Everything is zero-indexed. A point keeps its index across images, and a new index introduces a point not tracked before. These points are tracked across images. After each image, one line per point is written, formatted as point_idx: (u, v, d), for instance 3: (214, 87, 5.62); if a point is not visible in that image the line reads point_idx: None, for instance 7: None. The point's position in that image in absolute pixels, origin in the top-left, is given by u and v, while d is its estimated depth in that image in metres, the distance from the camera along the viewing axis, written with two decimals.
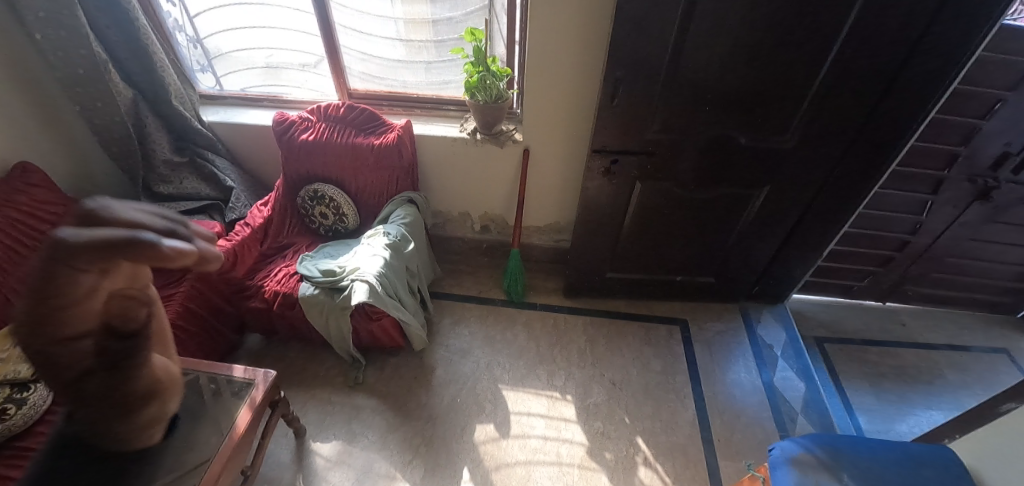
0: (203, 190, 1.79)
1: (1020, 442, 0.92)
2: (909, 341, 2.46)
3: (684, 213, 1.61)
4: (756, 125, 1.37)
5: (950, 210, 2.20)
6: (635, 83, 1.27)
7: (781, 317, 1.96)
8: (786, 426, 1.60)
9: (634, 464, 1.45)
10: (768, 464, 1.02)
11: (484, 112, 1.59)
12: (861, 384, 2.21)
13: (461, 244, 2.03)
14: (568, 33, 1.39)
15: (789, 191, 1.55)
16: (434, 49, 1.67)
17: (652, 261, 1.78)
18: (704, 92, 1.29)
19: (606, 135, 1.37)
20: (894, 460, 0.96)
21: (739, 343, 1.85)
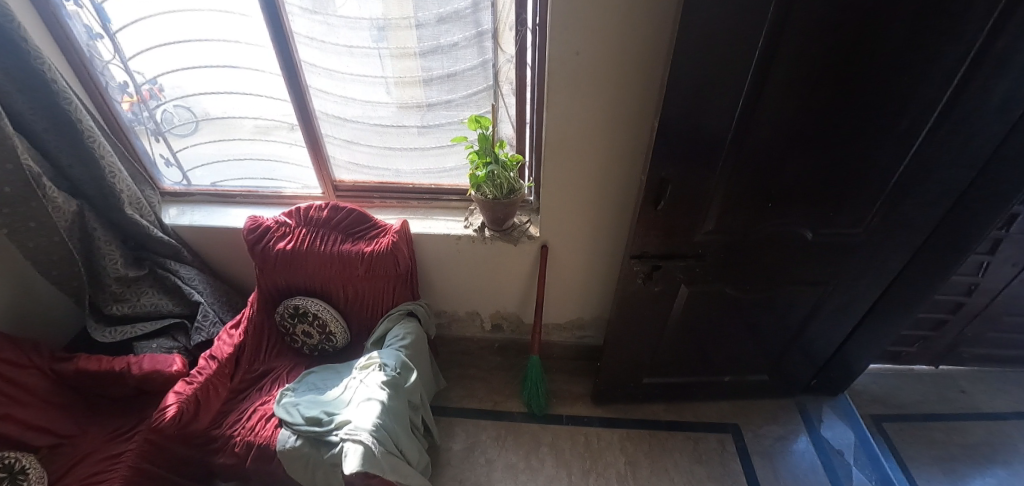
0: (166, 307, 1.52)
1: None
2: (974, 411, 2.14)
3: (735, 314, 1.36)
4: (824, 218, 1.14)
5: (1009, 268, 1.96)
6: (684, 182, 1.04)
7: (844, 412, 1.66)
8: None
9: None
10: None
11: (493, 208, 1.36)
12: (934, 474, 1.91)
13: (469, 343, 1.78)
14: (594, 119, 1.18)
15: (858, 283, 1.31)
16: (433, 135, 1.46)
17: (695, 363, 1.52)
18: (763, 186, 1.07)
19: (646, 239, 1.14)
20: None
21: (803, 451, 1.55)
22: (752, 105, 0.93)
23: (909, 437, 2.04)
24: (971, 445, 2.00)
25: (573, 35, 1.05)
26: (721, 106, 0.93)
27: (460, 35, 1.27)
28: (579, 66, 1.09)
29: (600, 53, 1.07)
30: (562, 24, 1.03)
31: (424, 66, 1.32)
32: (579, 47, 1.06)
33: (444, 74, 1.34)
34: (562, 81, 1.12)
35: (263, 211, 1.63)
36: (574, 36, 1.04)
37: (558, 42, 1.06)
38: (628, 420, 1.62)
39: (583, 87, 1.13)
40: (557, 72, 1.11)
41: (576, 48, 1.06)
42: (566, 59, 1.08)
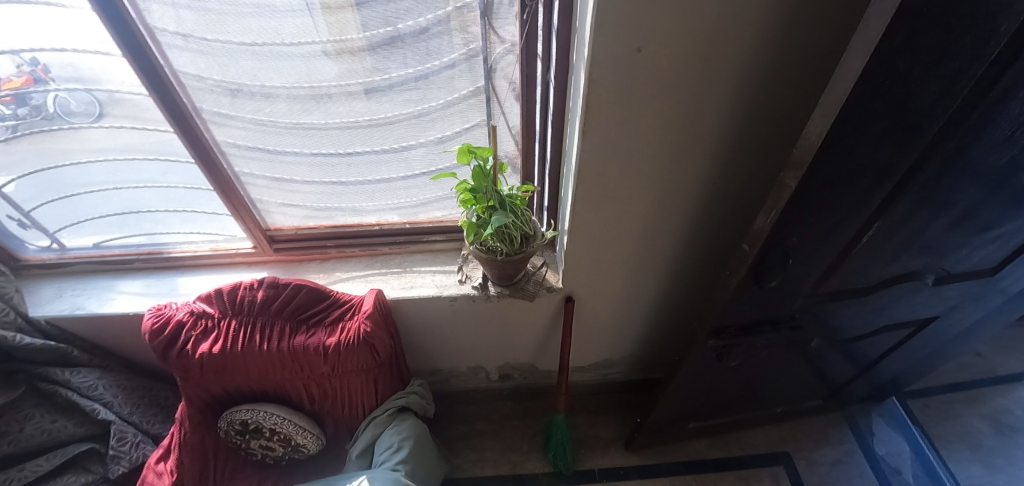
0: (64, 432, 1.10)
1: None
2: None
3: (810, 359, 1.10)
4: (960, 259, 0.84)
5: None
6: (805, 249, 0.70)
7: (894, 419, 1.52)
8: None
9: None
10: None
11: (502, 265, 0.98)
12: None
13: (475, 393, 1.48)
14: (647, 149, 0.80)
15: (962, 313, 1.05)
16: (402, 161, 1.03)
17: (748, 401, 1.29)
18: (903, 237, 0.75)
19: (732, 314, 0.81)
20: None
21: (862, 475, 1.39)
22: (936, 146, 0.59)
23: None
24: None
25: (628, 35, 0.63)
26: (893, 152, 0.58)
27: (428, 18, 0.80)
28: (633, 79, 0.69)
29: (669, 58, 0.66)
30: (613, 19, 0.60)
31: (379, 68, 0.86)
32: (637, 51, 0.65)
33: (410, 77, 0.88)
34: (608, 97, 0.71)
35: (177, 278, 1.18)
36: (631, 34, 0.63)
37: (604, 48, 0.64)
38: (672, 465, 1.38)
39: (641, 104, 0.72)
40: (599, 91, 0.70)
41: (632, 53, 0.65)
42: (614, 72, 0.68)
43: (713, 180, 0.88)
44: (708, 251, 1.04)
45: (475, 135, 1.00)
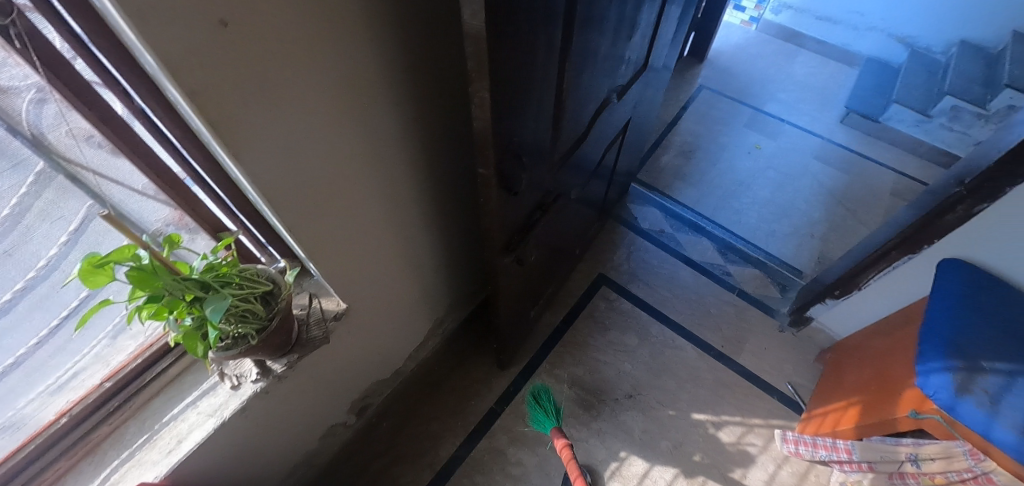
0: None
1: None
2: (734, 92, 2.42)
3: (578, 202, 1.19)
4: (622, 66, 0.90)
5: None
6: (526, 143, 0.64)
7: (638, 196, 1.68)
8: (776, 272, 1.53)
9: (741, 448, 1.24)
10: (943, 410, 0.84)
11: (271, 338, 0.77)
12: (744, 153, 2.16)
13: (353, 448, 1.19)
14: (321, 122, 0.65)
15: (644, 101, 1.22)
16: (15, 319, 0.66)
17: (562, 264, 1.37)
18: (598, 59, 0.76)
19: (503, 229, 0.75)
20: (988, 326, 0.90)
21: (648, 253, 1.54)
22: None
23: (717, 129, 2.25)
24: (728, 117, 2.31)
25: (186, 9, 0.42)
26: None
27: None
28: (242, 57, 0.50)
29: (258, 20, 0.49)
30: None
31: None
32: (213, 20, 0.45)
33: None
34: (224, 97, 0.51)
35: None
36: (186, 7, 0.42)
37: (171, 38, 0.43)
38: (572, 360, 1.36)
39: (271, 83, 0.55)
40: (217, 101, 0.51)
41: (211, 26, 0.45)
42: (206, 61, 0.47)
43: (408, 105, 0.76)
44: (452, 168, 0.97)
45: (98, 227, 0.69)
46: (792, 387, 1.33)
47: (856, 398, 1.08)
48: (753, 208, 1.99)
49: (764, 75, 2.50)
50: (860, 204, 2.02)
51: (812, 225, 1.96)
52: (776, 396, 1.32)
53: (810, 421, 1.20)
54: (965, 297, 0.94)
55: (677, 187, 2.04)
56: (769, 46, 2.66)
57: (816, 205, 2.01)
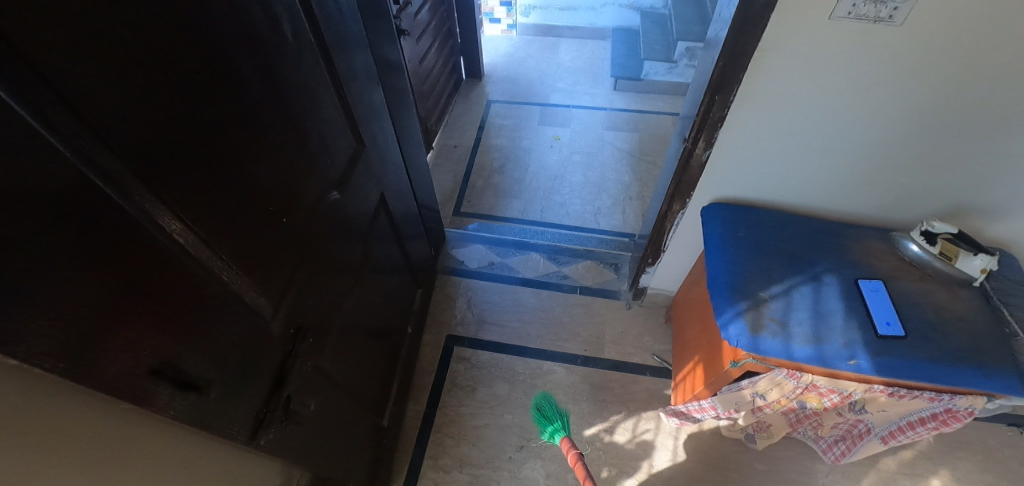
0: None
1: (755, 153, 0.91)
2: (519, 99, 2.71)
3: (371, 295, 1.08)
4: (332, 167, 0.81)
5: (427, 32, 2.27)
6: (174, 334, 0.49)
7: (457, 240, 1.68)
8: (610, 254, 1.61)
9: (640, 442, 1.23)
10: (746, 351, 0.79)
11: None
12: (549, 150, 2.40)
13: None
14: None
15: (401, 170, 1.17)
16: None
17: (397, 352, 1.26)
18: (276, 189, 0.65)
19: (234, 413, 0.60)
20: (750, 251, 0.88)
21: (486, 292, 1.53)
22: (53, 99, 0.35)
23: (517, 136, 2.50)
24: (523, 122, 2.57)
25: None
26: None
27: None
28: None
29: None
30: None
31: None
32: None
33: None
34: None
35: None
36: None
37: None
38: (454, 441, 1.24)
39: None
40: None
41: None
42: None
43: None
44: None
45: None
46: (659, 357, 1.35)
47: (698, 357, 1.07)
48: (574, 192, 2.19)
49: (538, 73, 2.84)
50: (651, 154, 2.34)
51: (626, 189, 2.19)
52: (650, 373, 1.33)
53: (677, 390, 1.17)
54: (728, 227, 0.92)
55: (503, 204, 2.16)
56: (533, 50, 2.99)
57: (620, 169, 2.28)
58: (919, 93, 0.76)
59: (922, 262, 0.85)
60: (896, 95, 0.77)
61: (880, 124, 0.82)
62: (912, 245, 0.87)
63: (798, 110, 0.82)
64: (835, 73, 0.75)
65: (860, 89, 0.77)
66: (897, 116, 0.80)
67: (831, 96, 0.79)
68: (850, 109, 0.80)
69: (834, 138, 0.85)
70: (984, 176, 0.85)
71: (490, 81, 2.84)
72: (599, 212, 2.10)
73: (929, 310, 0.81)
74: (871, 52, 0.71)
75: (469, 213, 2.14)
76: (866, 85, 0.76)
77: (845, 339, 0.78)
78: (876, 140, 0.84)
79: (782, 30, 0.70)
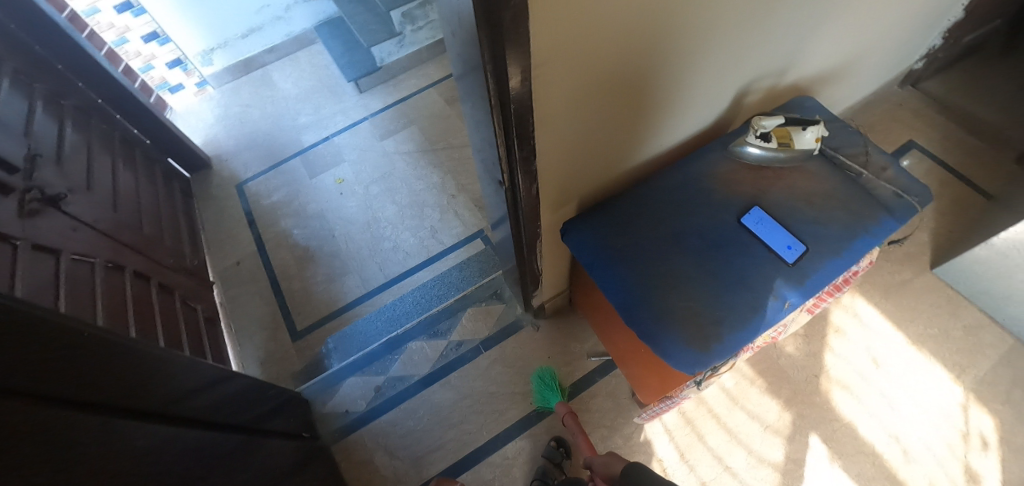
0: None
1: (579, 153, 0.72)
2: (270, 161, 2.17)
3: None
4: None
5: (93, 165, 1.49)
6: None
7: (323, 388, 1.32)
8: (483, 284, 1.42)
9: (635, 447, 1.14)
10: (705, 367, 0.68)
11: None
12: (342, 198, 2.00)
13: None
14: None
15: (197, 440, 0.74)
16: None
17: None
18: None
19: None
20: (640, 259, 0.75)
21: (395, 423, 1.24)
22: None
23: (298, 206, 2.02)
24: (294, 185, 2.08)
25: None
26: None
27: None
28: None
29: None
30: None
31: None
32: None
33: None
34: None
35: None
36: None
37: None
38: None
39: None
40: None
41: None
42: None
43: None
44: None
45: None
46: (596, 356, 1.25)
47: (638, 360, 0.97)
48: (398, 226, 1.88)
49: (273, 120, 2.30)
50: (440, 138, 2.10)
51: (445, 189, 1.94)
52: (598, 376, 1.23)
53: (639, 390, 1.07)
54: (600, 250, 0.77)
55: (339, 289, 1.77)
56: (245, 96, 2.39)
57: (425, 173, 2.00)
58: (675, 19, 0.58)
59: (766, 160, 0.80)
60: (654, 34, 0.59)
61: (652, 67, 0.64)
62: (750, 148, 0.80)
63: (601, 94, 0.62)
64: (588, 46, 0.53)
65: (619, 48, 0.57)
66: (665, 50, 0.63)
67: (594, 70, 0.58)
68: (649, 61, 0.63)
69: (618, 104, 0.67)
70: (779, 41, 0.80)
71: (222, 160, 2.22)
72: (433, 231, 1.83)
73: (805, 206, 0.77)
74: (617, 5, 0.50)
75: (308, 327, 1.71)
76: (623, 40, 0.56)
77: (773, 295, 0.70)
78: (656, 82, 0.68)
79: (539, 27, 0.46)
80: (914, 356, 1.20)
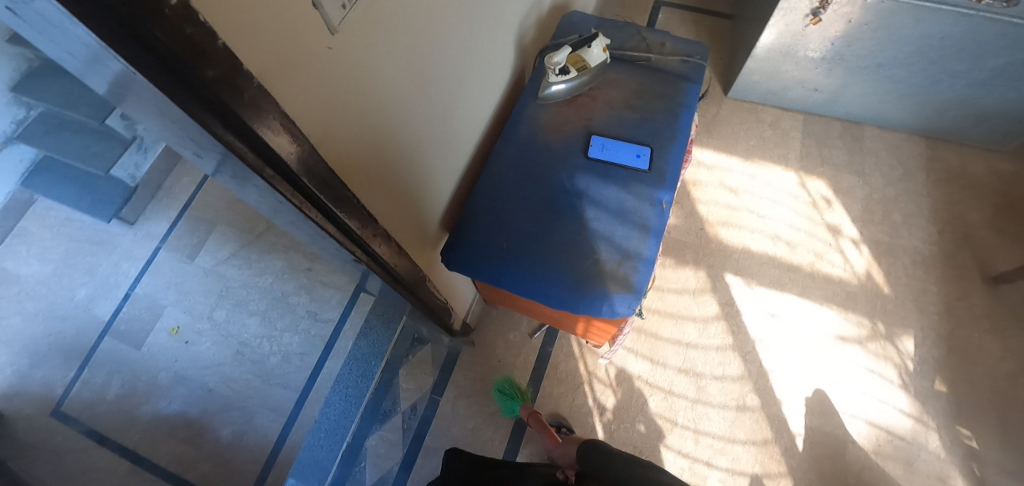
0: None
1: (410, 184, 0.63)
2: (34, 339, 1.38)
3: None
4: None
5: None
6: None
7: None
8: (399, 336, 1.30)
9: (612, 381, 1.18)
10: (637, 300, 0.68)
11: None
12: (186, 332, 1.38)
13: None
14: None
15: None
16: None
17: None
18: None
19: None
20: (526, 244, 0.71)
21: None
22: None
23: (126, 380, 1.34)
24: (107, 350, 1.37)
25: None
26: None
27: None
28: None
29: None
30: None
31: None
32: None
33: None
34: None
35: None
36: None
37: None
38: None
39: None
40: None
41: None
42: None
43: None
44: None
45: None
46: (537, 331, 1.24)
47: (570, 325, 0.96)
48: (263, 349, 1.36)
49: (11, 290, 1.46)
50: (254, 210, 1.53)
51: (303, 260, 1.47)
52: (549, 346, 1.24)
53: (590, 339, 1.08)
54: (489, 258, 0.70)
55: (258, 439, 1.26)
56: None
57: (262, 264, 1.47)
58: (406, 36, 0.50)
59: (574, 90, 0.81)
60: (396, 62, 0.49)
61: (414, 86, 0.55)
62: (554, 87, 0.80)
63: (396, 118, 0.53)
64: (347, 94, 0.43)
65: (371, 92, 0.46)
66: (416, 67, 0.54)
67: (363, 121, 0.47)
68: (424, 60, 0.55)
69: (404, 143, 0.57)
70: None
71: None
72: (311, 329, 1.37)
73: (627, 111, 0.80)
74: (340, 60, 0.40)
75: None
76: (369, 87, 0.46)
77: (650, 204, 0.72)
78: (427, 98, 0.59)
79: (288, 88, 0.35)
80: (753, 169, 1.40)
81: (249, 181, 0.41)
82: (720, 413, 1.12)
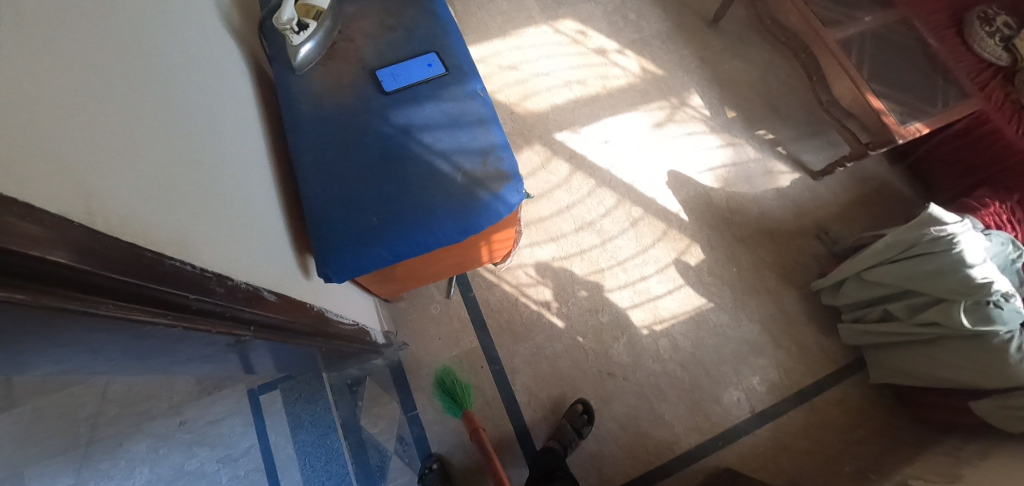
0: None
1: (226, 226, 0.50)
2: None
3: None
4: None
5: None
6: None
7: None
8: (335, 395, 1.14)
9: (537, 278, 1.23)
10: (519, 181, 0.68)
11: None
12: None
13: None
14: None
15: None
16: None
17: None
18: None
19: None
20: (394, 202, 0.64)
21: None
22: None
23: None
24: None
25: None
26: None
27: None
28: None
29: None
30: None
31: None
32: None
33: None
34: None
35: None
36: None
37: None
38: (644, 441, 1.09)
39: None
40: None
41: None
42: None
43: None
44: None
45: None
46: (451, 288, 1.21)
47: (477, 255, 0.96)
48: None
49: None
50: (43, 417, 1.06)
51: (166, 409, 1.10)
52: (470, 292, 1.22)
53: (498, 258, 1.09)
54: (370, 241, 0.63)
55: None
56: None
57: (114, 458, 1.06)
58: (98, 53, 0.37)
59: (324, 43, 0.72)
60: (104, 86, 0.36)
61: (148, 110, 0.42)
62: (302, 49, 0.70)
63: (157, 157, 0.41)
64: (77, 146, 0.30)
65: (101, 132, 0.34)
66: (135, 91, 0.41)
67: (121, 172, 0.35)
68: (136, 77, 0.42)
69: (187, 185, 0.44)
70: None
71: None
72: (238, 472, 1.07)
73: (388, 33, 0.75)
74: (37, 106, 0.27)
75: None
76: (95, 127, 0.33)
77: (469, 97, 0.71)
78: (174, 124, 0.46)
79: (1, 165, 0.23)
80: (515, 41, 1.47)
81: (23, 338, 0.27)
82: (623, 238, 1.27)
